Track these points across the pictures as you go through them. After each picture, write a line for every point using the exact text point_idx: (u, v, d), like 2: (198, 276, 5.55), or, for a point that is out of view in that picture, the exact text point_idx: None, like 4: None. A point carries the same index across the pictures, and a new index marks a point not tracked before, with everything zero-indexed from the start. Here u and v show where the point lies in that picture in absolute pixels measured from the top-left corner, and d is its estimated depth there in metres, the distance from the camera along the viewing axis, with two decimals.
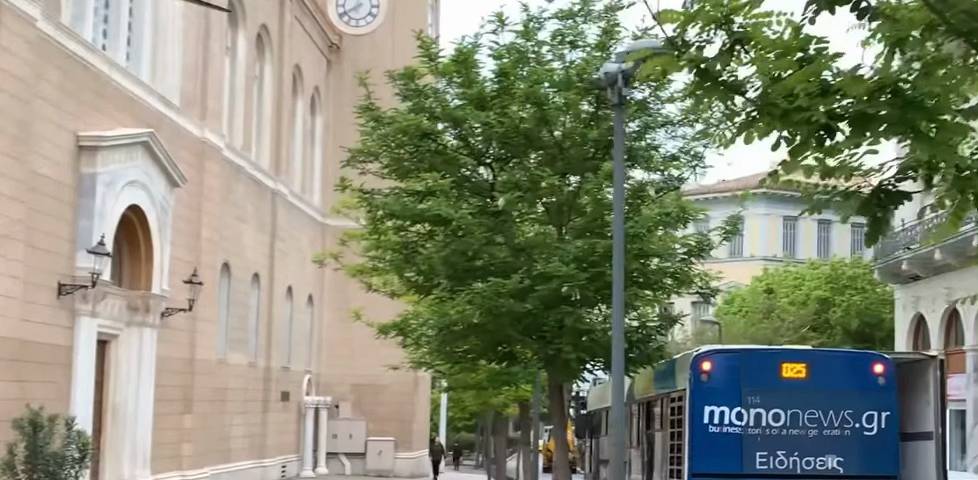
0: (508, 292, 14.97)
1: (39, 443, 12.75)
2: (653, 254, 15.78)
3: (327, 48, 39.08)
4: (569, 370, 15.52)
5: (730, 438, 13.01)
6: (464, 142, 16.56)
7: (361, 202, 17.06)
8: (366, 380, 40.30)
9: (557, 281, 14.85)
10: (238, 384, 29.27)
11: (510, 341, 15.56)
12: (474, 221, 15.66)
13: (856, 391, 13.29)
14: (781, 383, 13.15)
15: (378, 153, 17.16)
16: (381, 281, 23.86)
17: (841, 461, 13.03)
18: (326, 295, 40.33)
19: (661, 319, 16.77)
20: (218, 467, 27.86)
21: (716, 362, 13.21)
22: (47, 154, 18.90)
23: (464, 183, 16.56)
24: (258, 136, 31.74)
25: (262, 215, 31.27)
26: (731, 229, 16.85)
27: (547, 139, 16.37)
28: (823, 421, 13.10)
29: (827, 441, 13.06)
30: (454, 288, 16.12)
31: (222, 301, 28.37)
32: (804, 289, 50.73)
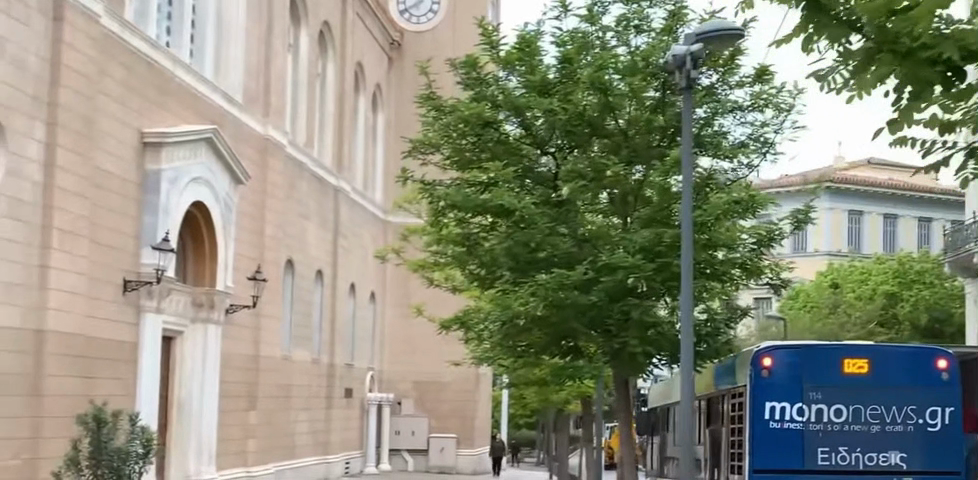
0: (572, 284, 14.64)
1: (103, 439, 12.72)
2: (721, 245, 15.35)
3: (389, 45, 39.04)
4: (635, 363, 15.22)
5: (792, 434, 12.41)
6: (527, 132, 16.34)
7: (422, 193, 16.87)
8: (428, 377, 40.26)
9: (622, 272, 14.46)
10: (301, 380, 29.31)
11: (575, 334, 15.28)
12: (537, 211, 15.39)
13: (921, 385, 12.53)
14: (842, 378, 12.46)
15: (440, 144, 17.02)
16: (443, 277, 23.72)
17: (905, 457, 12.32)
18: (388, 292, 40.35)
19: (728, 311, 16.42)
20: (282, 464, 27.92)
21: (776, 357, 12.56)
22: (112, 150, 19.01)
23: (527, 174, 16.33)
24: (320, 133, 31.78)
25: (325, 212, 31.29)
26: (802, 217, 16.35)
27: (612, 127, 16.13)
28: (886, 417, 12.40)
29: (891, 437, 12.36)
30: (517, 280, 15.86)
31: (285, 297, 28.41)
32: (870, 283, 49.85)
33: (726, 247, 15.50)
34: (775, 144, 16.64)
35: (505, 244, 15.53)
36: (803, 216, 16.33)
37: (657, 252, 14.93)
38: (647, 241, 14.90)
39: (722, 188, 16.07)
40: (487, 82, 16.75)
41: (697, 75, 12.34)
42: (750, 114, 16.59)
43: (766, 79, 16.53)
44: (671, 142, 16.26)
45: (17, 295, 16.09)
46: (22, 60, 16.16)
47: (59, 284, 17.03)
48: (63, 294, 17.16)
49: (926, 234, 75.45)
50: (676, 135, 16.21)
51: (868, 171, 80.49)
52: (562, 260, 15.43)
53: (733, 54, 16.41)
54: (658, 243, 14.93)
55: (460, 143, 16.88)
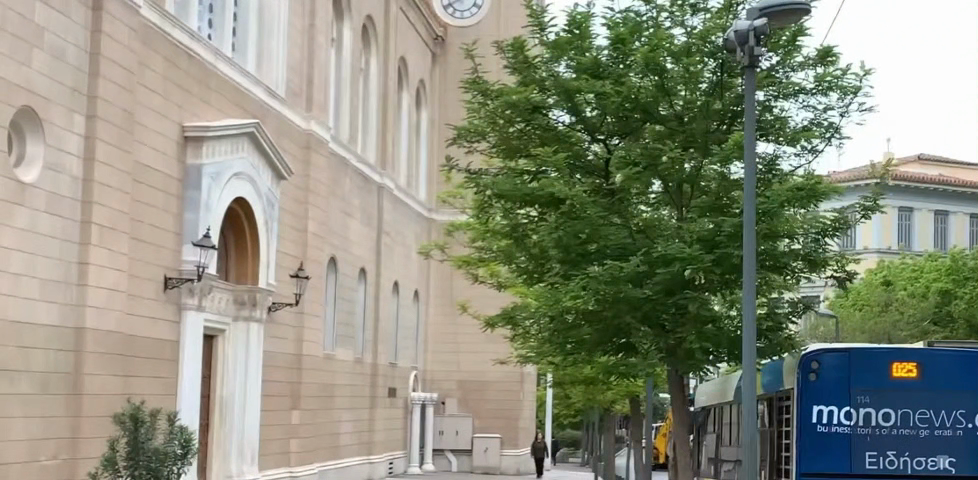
0: (626, 277, 14.02)
1: (140, 438, 12.02)
2: (783, 235, 14.59)
3: (432, 40, 38.61)
4: (692, 361, 14.59)
5: (838, 438, 12.92)
6: (578, 119, 15.63)
7: (468, 183, 16.39)
8: (472, 377, 39.80)
9: (678, 264, 13.75)
10: (345, 380, 28.96)
11: (629, 331, 14.74)
12: (589, 200, 14.73)
13: (969, 389, 12.94)
14: (891, 382, 12.89)
15: (487, 133, 16.45)
16: (489, 273, 23.19)
17: (955, 462, 12.81)
18: (432, 291, 39.92)
19: (790, 305, 15.53)
20: (326, 464, 27.59)
21: (824, 361, 13.01)
22: (152, 145, 18.77)
23: (578, 162, 15.67)
24: (364, 129, 31.40)
25: (368, 209, 30.91)
26: (870, 205, 15.52)
27: (667, 112, 15.35)
28: (934, 422, 12.87)
29: (940, 442, 12.85)
30: (568, 272, 15.26)
31: (329, 296, 28.09)
32: (922, 281, 48.42)
33: (788, 237, 14.76)
34: (841, 129, 15.75)
35: (554, 235, 14.90)
36: (872, 203, 15.52)
37: (715, 242, 14.17)
38: (706, 231, 14.15)
39: (784, 176, 15.34)
40: (534, 66, 16.11)
41: (761, 52, 11.77)
42: (814, 98, 15.72)
43: (830, 60, 15.66)
44: (729, 127, 15.52)
45: (56, 291, 15.80)
46: (60, 50, 15.87)
47: (98, 281, 16.69)
48: (102, 292, 16.81)
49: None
50: (734, 119, 15.46)
51: (918, 167, 78.91)
52: (614, 251, 14.73)
53: (795, 34, 15.52)
54: (717, 234, 14.16)
55: (507, 131, 16.34)
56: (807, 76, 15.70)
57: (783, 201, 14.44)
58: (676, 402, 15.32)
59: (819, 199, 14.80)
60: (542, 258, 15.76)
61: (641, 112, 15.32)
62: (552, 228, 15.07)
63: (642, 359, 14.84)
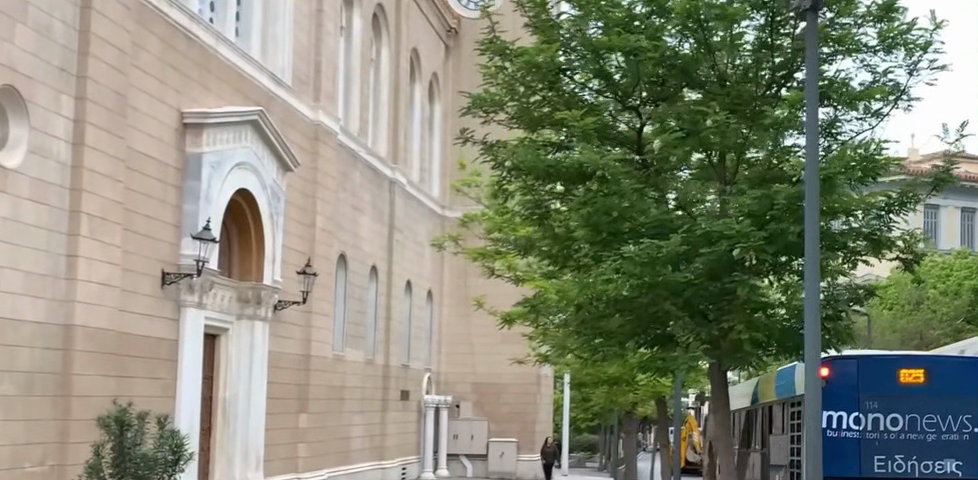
0: (665, 258, 12.59)
1: (127, 444, 10.50)
2: (843, 212, 13.00)
3: (445, 32, 37.44)
4: (739, 354, 13.06)
5: (849, 441, 14.75)
6: (608, 83, 14.27)
7: (486, 155, 15.06)
8: (488, 379, 38.67)
9: (726, 243, 12.36)
10: (355, 382, 27.75)
11: (667, 319, 13.25)
12: (622, 170, 13.36)
13: (970, 395, 14.73)
14: (897, 388, 14.77)
15: (506, 101, 15.16)
16: (506, 266, 21.96)
17: (960, 464, 14.58)
18: (446, 290, 38.74)
19: (849, 291, 13.83)
20: (337, 469, 26.42)
21: (836, 370, 14.88)
22: (146, 131, 17.61)
23: (607, 132, 14.36)
24: (375, 122, 30.22)
25: (379, 205, 29.70)
26: (941, 179, 13.58)
27: (706, 75, 14.01)
28: (939, 427, 14.68)
29: (945, 445, 14.66)
30: (598, 253, 13.92)
31: (339, 294, 26.85)
32: (954, 278, 46.96)
33: (845, 214, 13.17)
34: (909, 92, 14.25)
35: (582, 213, 13.54)
36: (944, 176, 13.56)
37: (767, 218, 12.74)
38: (757, 205, 12.70)
39: (842, 144, 13.85)
40: (558, 25, 14.74)
41: None
42: (876, 57, 14.37)
43: (894, 14, 14.34)
44: (781, 88, 14.12)
45: (44, 284, 14.66)
46: (46, 26, 14.70)
47: (88, 275, 15.48)
48: (93, 287, 15.60)
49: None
50: (785, 82, 14.08)
51: None
52: (649, 229, 13.40)
53: None
54: (769, 208, 12.69)
55: (529, 98, 15.08)
56: (867, 34, 14.39)
57: (844, 171, 12.84)
58: (719, 398, 13.79)
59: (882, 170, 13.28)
60: (568, 239, 14.42)
61: (679, 73, 13.98)
62: (579, 205, 13.68)
63: (682, 350, 13.00)
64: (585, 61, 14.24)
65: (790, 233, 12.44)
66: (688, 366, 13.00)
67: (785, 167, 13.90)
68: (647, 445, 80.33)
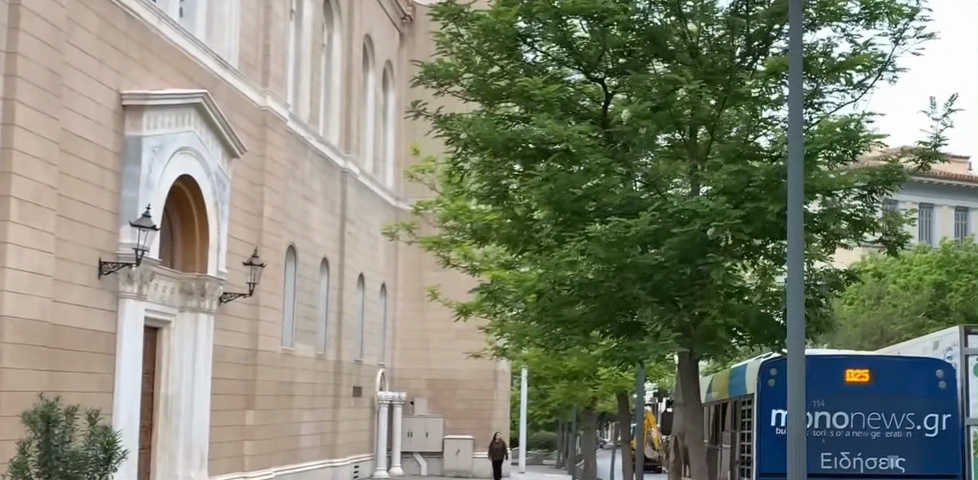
0: (634, 238, 11.69)
1: (54, 441, 8.97)
2: (824, 190, 12.05)
3: (400, 20, 36.63)
4: (713, 341, 12.18)
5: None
6: (571, 51, 13.39)
7: (438, 127, 14.11)
8: (443, 375, 37.94)
9: (699, 223, 11.45)
10: (304, 377, 26.84)
11: (635, 306, 12.27)
12: (588, 143, 12.36)
13: (921, 395, 13.31)
14: (844, 387, 13.26)
15: (462, 73, 14.36)
16: (461, 257, 21.24)
17: (904, 461, 13.24)
18: (400, 285, 37.83)
19: (830, 277, 12.94)
20: (285, 468, 25.48)
21: (779, 365, 13.25)
22: (84, 114, 16.64)
23: (571, 106, 13.50)
24: (327, 110, 29.30)
25: (331, 195, 28.80)
26: (927, 152, 12.98)
27: (678, 45, 13.09)
28: (886, 424, 13.25)
29: (890, 443, 13.25)
30: (561, 234, 13.02)
31: (287, 288, 25.90)
32: (913, 272, 46.96)
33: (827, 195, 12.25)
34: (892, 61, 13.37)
35: (543, 190, 12.56)
36: (932, 149, 13.00)
37: (742, 197, 11.84)
38: (732, 181, 11.75)
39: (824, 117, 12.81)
40: None
41: None
42: (854, 27, 13.73)
43: None
44: (755, 60, 13.17)
45: None
46: None
47: (18, 262, 14.48)
48: (24, 275, 14.60)
49: (963, 224, 69.51)
50: (761, 53, 13.11)
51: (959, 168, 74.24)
52: (616, 208, 12.50)
53: None
54: (746, 185, 11.81)
55: (486, 70, 14.20)
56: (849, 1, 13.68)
57: (831, 143, 11.93)
58: (689, 389, 12.85)
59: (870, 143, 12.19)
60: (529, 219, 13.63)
61: (648, 42, 13.15)
62: (540, 182, 12.69)
63: (651, 340, 11.98)
64: (546, 26, 13.26)
65: (769, 213, 11.53)
66: (657, 356, 11.96)
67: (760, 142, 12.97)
68: (605, 440, 79.85)
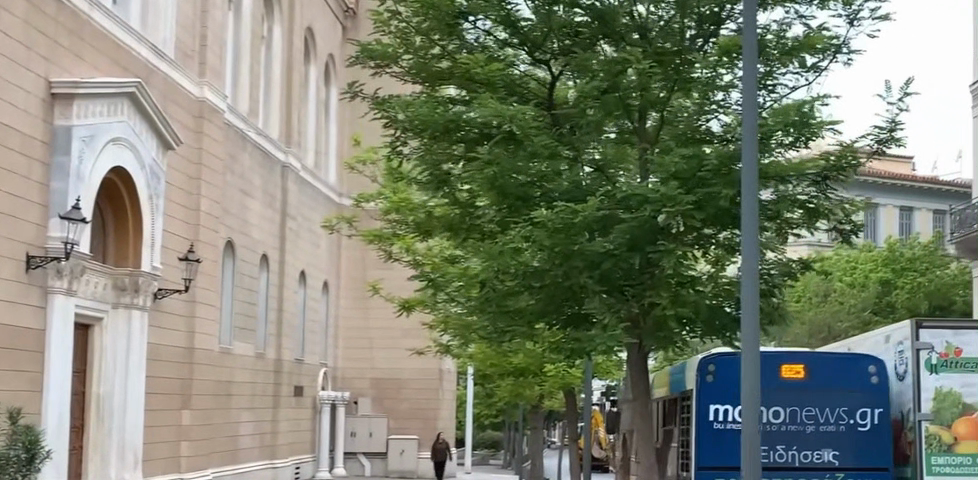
0: (581, 225, 11.11)
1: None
2: (774, 177, 11.63)
3: (342, 12, 36.12)
4: (664, 333, 11.67)
5: (734, 435, 12.08)
6: (515, 31, 12.58)
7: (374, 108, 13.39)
8: (387, 374, 37.44)
9: (649, 209, 10.89)
10: (243, 376, 26.22)
11: (582, 296, 11.69)
12: (533, 124, 11.73)
13: (855, 389, 12.00)
14: (783, 382, 11.98)
15: (401, 54, 13.67)
16: (403, 251, 20.81)
17: (837, 454, 12.00)
18: (342, 284, 37.22)
19: (782, 266, 12.57)
20: (224, 469, 24.85)
21: (718, 360, 12.14)
22: (13, 102, 15.97)
23: (513, 88, 12.81)
24: (266, 102, 28.62)
25: (270, 190, 28.16)
26: (885, 136, 12.43)
27: (627, 24, 12.29)
28: (820, 418, 11.99)
29: (827, 438, 12.00)
30: (505, 221, 12.43)
31: (225, 285, 25.26)
32: (860, 270, 47.48)
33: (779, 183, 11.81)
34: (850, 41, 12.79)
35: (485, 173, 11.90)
36: (888, 134, 12.46)
37: (694, 181, 11.17)
38: (683, 165, 11.10)
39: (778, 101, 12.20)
40: None
41: None
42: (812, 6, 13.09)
43: None
44: (706, 40, 12.44)
45: None
46: None
47: None
48: None
49: (908, 222, 67.72)
50: (713, 33, 12.35)
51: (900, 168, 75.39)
52: (561, 194, 11.83)
53: None
54: (698, 169, 11.17)
55: (424, 53, 13.48)
56: None
57: (786, 127, 11.50)
58: (638, 384, 12.47)
59: (825, 129, 11.71)
60: (471, 206, 13.08)
61: (596, 22, 12.25)
62: (483, 166, 11.90)
63: (600, 331, 11.36)
64: (488, 5, 12.47)
65: (724, 196, 10.93)
66: (605, 349, 11.34)
67: (711, 126, 12.37)
68: (553, 441, 79.92)
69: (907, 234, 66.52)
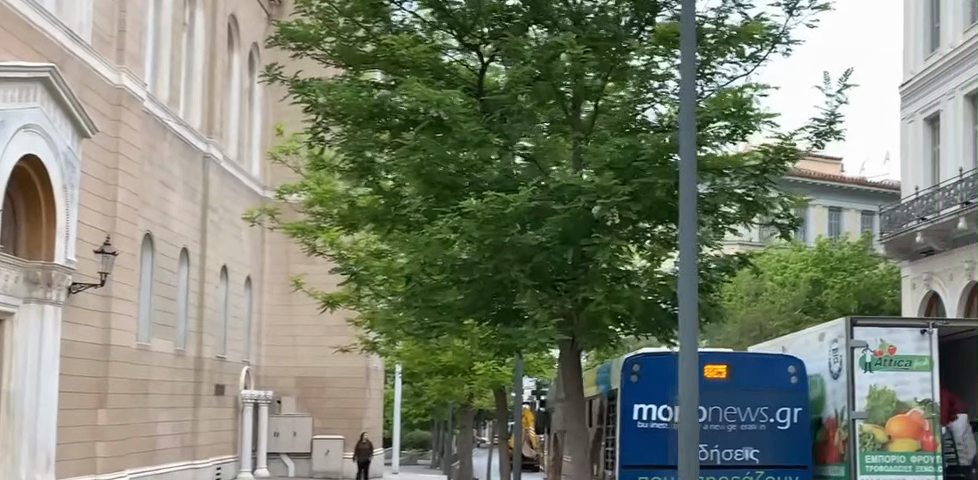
0: (513, 214, 10.74)
1: None
2: (711, 171, 11.54)
3: (268, 2, 35.47)
4: (598, 329, 11.43)
5: (655, 436, 11.09)
6: (442, 14, 12.23)
7: (295, 92, 12.86)
8: (312, 373, 36.83)
9: (583, 200, 10.58)
10: (162, 375, 25.49)
11: (514, 291, 11.31)
12: (463, 110, 11.35)
13: (775, 388, 11.06)
14: (707, 383, 10.98)
15: (323, 36, 13.13)
16: (327, 244, 20.33)
17: (758, 452, 11.00)
18: (267, 281, 36.54)
19: (721, 260, 12.34)
20: (142, 470, 24.09)
21: (644, 360, 11.17)
22: None
23: (441, 73, 12.39)
24: (187, 91, 27.89)
25: (191, 182, 27.44)
26: (824, 130, 12.31)
27: (560, 9, 11.81)
28: (740, 417, 11.00)
29: (750, 436, 11.01)
30: (432, 212, 12.01)
31: (143, 280, 24.52)
32: (790, 270, 47.99)
33: (716, 174, 11.64)
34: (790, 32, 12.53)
35: (411, 160, 11.50)
36: (827, 127, 12.34)
37: (630, 171, 10.87)
38: (619, 155, 10.79)
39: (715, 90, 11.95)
40: None
41: None
42: None
43: None
44: (642, 29, 12.01)
45: None
46: None
47: None
48: None
49: (836, 222, 68.05)
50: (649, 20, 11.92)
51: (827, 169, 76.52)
52: (490, 183, 11.36)
53: None
54: (634, 159, 10.84)
55: (349, 36, 12.93)
56: None
57: (723, 117, 11.30)
58: (570, 385, 12.17)
59: (762, 121, 11.52)
60: (397, 196, 12.62)
61: (528, 7, 11.84)
62: (408, 152, 11.57)
63: (530, 327, 11.13)
64: None
65: (660, 186, 10.67)
66: (536, 345, 11.08)
67: (646, 115, 11.91)
68: (481, 439, 79.83)
69: (836, 233, 66.75)
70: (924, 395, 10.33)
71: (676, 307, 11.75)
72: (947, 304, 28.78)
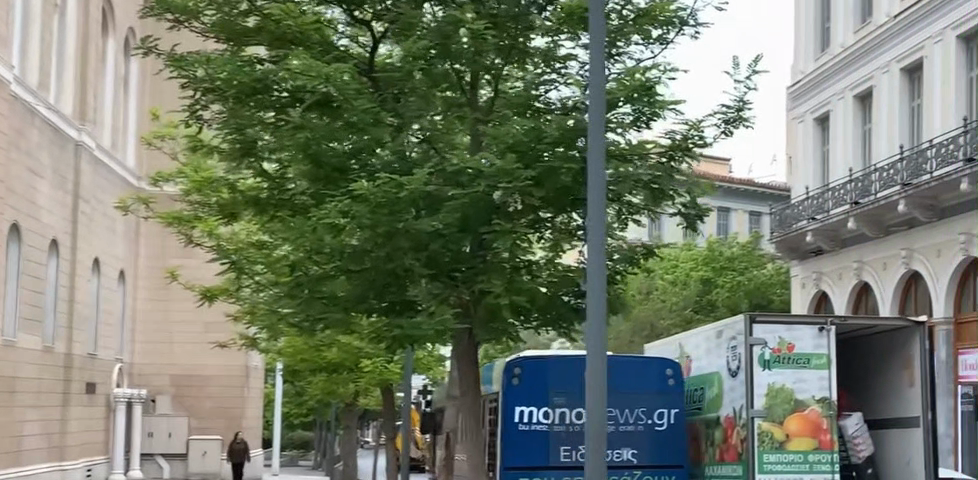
0: (408, 200, 10.21)
1: None
2: (620, 154, 11.34)
3: None
4: (495, 323, 10.88)
5: (536, 437, 10.72)
6: None
7: (174, 67, 12.05)
8: (188, 371, 35.71)
9: (482, 184, 10.18)
10: (29, 373, 24.25)
11: (410, 281, 10.77)
12: (353, 87, 10.82)
13: (652, 390, 11.02)
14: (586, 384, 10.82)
15: (203, 8, 12.25)
16: (206, 235, 19.50)
17: (636, 454, 10.87)
18: (143, 275, 35.31)
19: (626, 252, 12.03)
20: (7, 473, 22.88)
21: (525, 363, 10.86)
22: None
23: (331, 51, 11.80)
24: (58, 74, 26.64)
25: (61, 170, 26.23)
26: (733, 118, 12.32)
27: None
28: (619, 419, 10.92)
29: (629, 438, 10.90)
30: (320, 197, 11.34)
31: (10, 272, 23.29)
32: (680, 269, 48.36)
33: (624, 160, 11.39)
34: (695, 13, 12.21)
35: (298, 139, 10.86)
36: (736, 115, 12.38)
37: (531, 156, 10.45)
38: (521, 136, 10.38)
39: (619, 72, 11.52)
40: None
41: None
42: None
43: None
44: (544, 8, 11.47)
45: None
46: None
47: None
48: None
49: (724, 222, 68.95)
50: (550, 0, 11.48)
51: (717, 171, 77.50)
52: (384, 166, 10.94)
53: None
54: (537, 142, 10.45)
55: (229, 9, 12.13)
56: None
57: (630, 99, 11.13)
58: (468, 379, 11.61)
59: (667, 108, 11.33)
60: (282, 181, 11.98)
61: None
62: (294, 129, 10.95)
63: (426, 318, 10.61)
64: None
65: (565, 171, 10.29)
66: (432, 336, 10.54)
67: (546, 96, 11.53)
68: (366, 440, 78.91)
69: (726, 234, 67.47)
70: (821, 393, 9.74)
71: (579, 299, 11.54)
72: (835, 302, 29.12)
